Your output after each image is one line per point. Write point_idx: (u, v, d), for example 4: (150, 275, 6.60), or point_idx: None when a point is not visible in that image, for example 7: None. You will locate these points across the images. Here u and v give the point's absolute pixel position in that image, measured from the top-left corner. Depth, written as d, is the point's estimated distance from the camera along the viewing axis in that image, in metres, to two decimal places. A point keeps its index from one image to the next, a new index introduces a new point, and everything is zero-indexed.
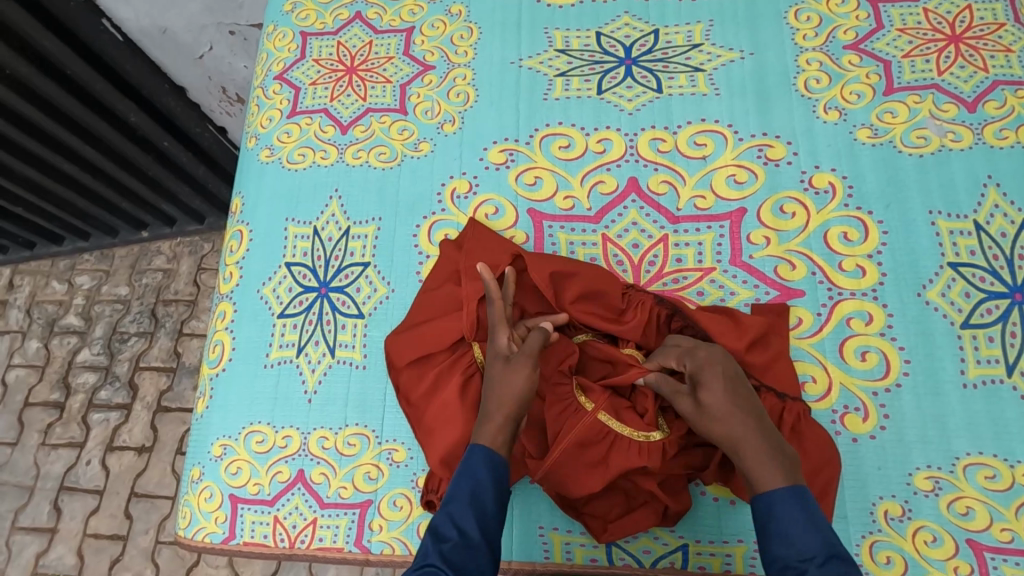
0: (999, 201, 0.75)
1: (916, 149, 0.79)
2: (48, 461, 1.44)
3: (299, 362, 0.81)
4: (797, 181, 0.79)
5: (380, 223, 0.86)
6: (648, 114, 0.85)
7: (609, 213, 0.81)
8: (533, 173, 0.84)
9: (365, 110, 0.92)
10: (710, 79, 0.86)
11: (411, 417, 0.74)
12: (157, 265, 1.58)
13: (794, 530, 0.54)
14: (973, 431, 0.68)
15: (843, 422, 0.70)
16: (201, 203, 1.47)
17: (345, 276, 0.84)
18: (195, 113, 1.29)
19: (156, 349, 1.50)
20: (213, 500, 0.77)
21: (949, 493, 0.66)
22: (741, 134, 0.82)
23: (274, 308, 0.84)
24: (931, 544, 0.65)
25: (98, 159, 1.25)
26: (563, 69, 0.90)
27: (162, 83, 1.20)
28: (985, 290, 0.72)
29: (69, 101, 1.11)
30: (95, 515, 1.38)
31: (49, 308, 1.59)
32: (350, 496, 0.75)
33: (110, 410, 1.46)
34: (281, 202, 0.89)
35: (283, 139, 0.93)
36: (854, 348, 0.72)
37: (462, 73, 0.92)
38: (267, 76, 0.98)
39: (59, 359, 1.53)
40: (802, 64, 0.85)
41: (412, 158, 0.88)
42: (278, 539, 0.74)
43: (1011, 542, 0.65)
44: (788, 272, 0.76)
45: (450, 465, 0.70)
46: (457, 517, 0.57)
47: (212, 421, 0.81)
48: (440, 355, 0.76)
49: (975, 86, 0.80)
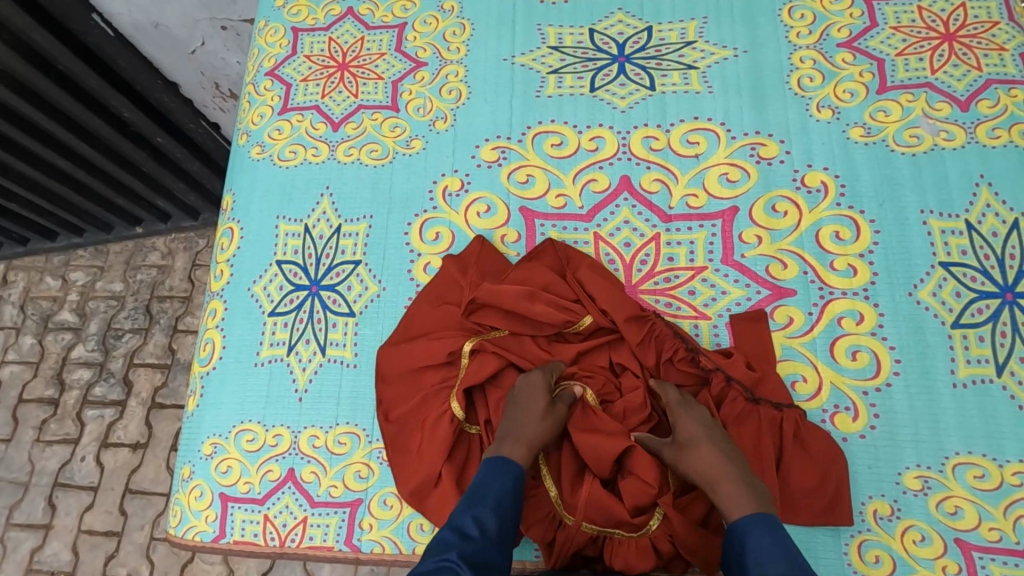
0: (991, 200, 0.75)
1: (909, 148, 0.78)
2: (43, 458, 1.44)
3: (290, 361, 0.81)
4: (790, 180, 0.79)
5: (372, 221, 0.85)
6: (641, 111, 0.85)
7: (601, 212, 0.81)
8: (526, 171, 0.84)
9: (357, 107, 0.91)
10: (704, 77, 0.85)
11: (385, 433, 0.75)
12: (151, 261, 1.58)
13: (770, 556, 0.56)
14: (963, 431, 0.68)
15: (833, 421, 0.70)
16: (195, 199, 1.46)
17: (336, 274, 0.83)
18: (190, 109, 1.28)
19: (151, 345, 1.50)
20: (204, 499, 0.77)
21: (938, 492, 0.66)
22: (734, 133, 0.82)
23: (265, 306, 0.84)
24: (919, 543, 0.65)
25: (92, 155, 1.24)
26: (556, 66, 0.89)
27: (156, 79, 1.19)
28: (976, 290, 0.72)
29: (61, 97, 1.10)
30: (90, 511, 1.38)
31: (43, 304, 1.58)
32: (341, 495, 0.75)
33: (104, 406, 1.46)
34: (272, 199, 0.89)
35: (275, 135, 0.92)
36: (845, 348, 0.72)
37: (454, 69, 0.91)
38: (258, 72, 0.97)
39: (53, 356, 1.53)
40: (796, 62, 0.84)
41: (404, 156, 0.88)
42: (268, 537, 0.74)
43: (999, 541, 0.65)
44: (780, 271, 0.76)
45: (421, 497, 0.71)
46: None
47: (203, 419, 0.80)
48: (430, 374, 0.76)
49: (968, 84, 0.80)
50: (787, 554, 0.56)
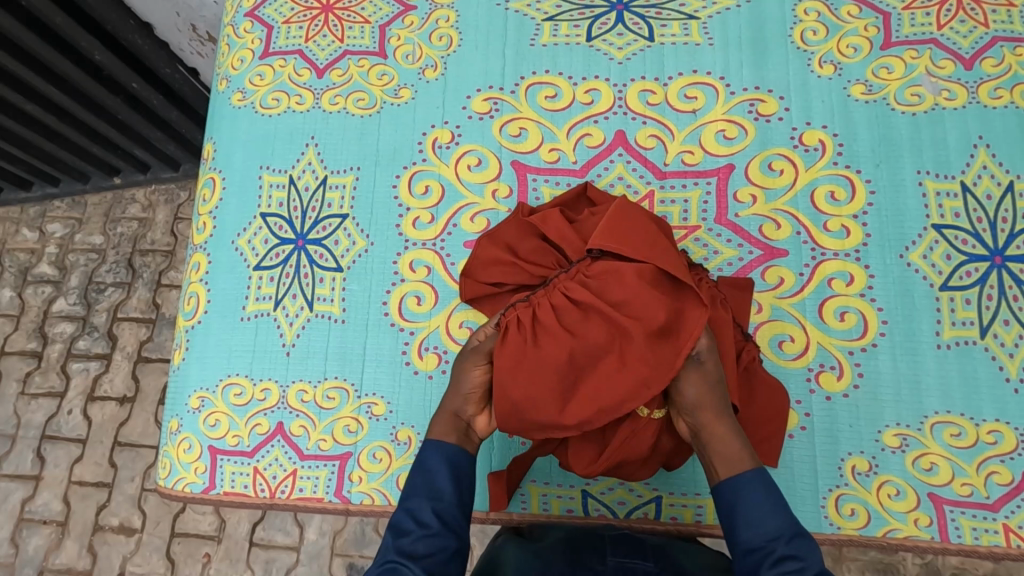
0: (987, 162, 0.74)
1: (909, 107, 0.77)
2: (29, 411, 1.43)
3: (276, 316, 0.80)
4: (787, 138, 0.77)
5: (359, 173, 0.83)
6: (638, 64, 0.82)
7: (595, 166, 0.79)
8: (518, 124, 0.81)
9: (343, 53, 0.87)
10: (705, 28, 0.82)
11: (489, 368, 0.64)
12: (131, 214, 1.53)
13: (760, 514, 0.55)
14: (941, 391, 0.69)
15: (819, 380, 0.71)
16: (175, 148, 1.41)
17: (322, 228, 0.81)
18: (165, 52, 1.20)
19: (134, 300, 1.47)
20: (193, 451, 0.77)
21: (915, 450, 0.68)
22: (733, 88, 0.80)
23: (249, 260, 0.82)
24: (894, 497, 0.68)
25: (63, 100, 1.18)
26: (551, 13, 0.85)
27: (127, 18, 1.10)
28: (966, 253, 0.72)
29: (25, 36, 1.03)
30: (79, 463, 1.39)
31: (20, 256, 1.54)
32: (330, 449, 0.75)
33: (89, 360, 1.45)
34: (255, 149, 0.86)
35: (256, 82, 0.88)
36: (833, 308, 0.72)
37: (445, 14, 0.87)
38: (237, 13, 0.92)
39: (34, 309, 1.50)
40: (800, 14, 0.82)
41: (392, 106, 0.85)
42: (258, 489, 0.75)
43: (970, 495, 0.67)
44: (773, 232, 0.75)
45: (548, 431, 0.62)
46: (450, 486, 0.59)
47: (190, 373, 0.80)
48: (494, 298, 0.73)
49: (974, 41, 0.78)
50: (777, 509, 0.55)
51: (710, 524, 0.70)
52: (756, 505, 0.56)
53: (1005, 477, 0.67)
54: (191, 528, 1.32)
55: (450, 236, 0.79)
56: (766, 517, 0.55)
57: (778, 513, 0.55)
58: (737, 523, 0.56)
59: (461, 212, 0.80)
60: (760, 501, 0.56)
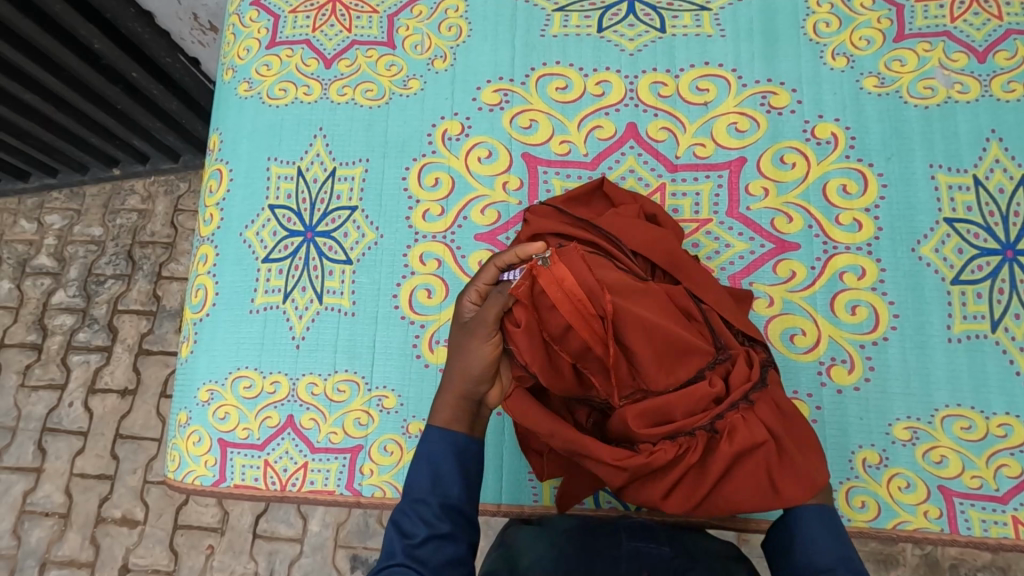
0: (1000, 156, 0.74)
1: (922, 101, 0.77)
2: (29, 403, 1.42)
3: (285, 308, 0.79)
4: (799, 131, 0.77)
5: (368, 164, 0.82)
6: (650, 55, 0.81)
7: (606, 159, 0.79)
8: (528, 116, 0.81)
9: (350, 43, 0.86)
10: (716, 19, 0.82)
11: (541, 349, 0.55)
12: (130, 205, 1.52)
13: (819, 543, 0.54)
14: (952, 384, 0.70)
15: (829, 374, 0.71)
16: (175, 138, 1.39)
17: (331, 221, 0.81)
18: (166, 41, 1.18)
19: (134, 292, 1.46)
20: (202, 444, 0.77)
21: (925, 443, 0.69)
22: (744, 80, 0.79)
23: (258, 252, 0.81)
24: (904, 489, 0.68)
25: (60, 88, 1.16)
26: (562, 3, 0.85)
27: (128, 6, 1.08)
28: (977, 247, 0.72)
29: (24, 23, 1.01)
30: (81, 456, 1.38)
31: (18, 247, 1.52)
32: (340, 442, 0.75)
33: (89, 352, 1.44)
34: (262, 138, 0.85)
35: (263, 72, 0.87)
36: (844, 303, 0.72)
37: (454, 4, 0.86)
38: (242, 1, 0.91)
39: (33, 302, 1.49)
40: (812, 6, 0.81)
41: (401, 97, 0.84)
42: (269, 482, 0.75)
43: (979, 488, 0.68)
44: (785, 225, 0.75)
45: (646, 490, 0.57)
46: (454, 480, 0.55)
47: (198, 365, 0.79)
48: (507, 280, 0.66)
49: (987, 34, 0.77)
50: (834, 538, 0.54)
51: (721, 516, 0.70)
52: (811, 532, 0.54)
53: (1013, 470, 0.68)
54: (194, 519, 1.33)
55: (459, 229, 0.79)
56: (823, 547, 0.53)
57: (837, 543, 0.54)
58: (793, 548, 0.55)
59: (471, 204, 0.79)
60: (819, 530, 0.54)
